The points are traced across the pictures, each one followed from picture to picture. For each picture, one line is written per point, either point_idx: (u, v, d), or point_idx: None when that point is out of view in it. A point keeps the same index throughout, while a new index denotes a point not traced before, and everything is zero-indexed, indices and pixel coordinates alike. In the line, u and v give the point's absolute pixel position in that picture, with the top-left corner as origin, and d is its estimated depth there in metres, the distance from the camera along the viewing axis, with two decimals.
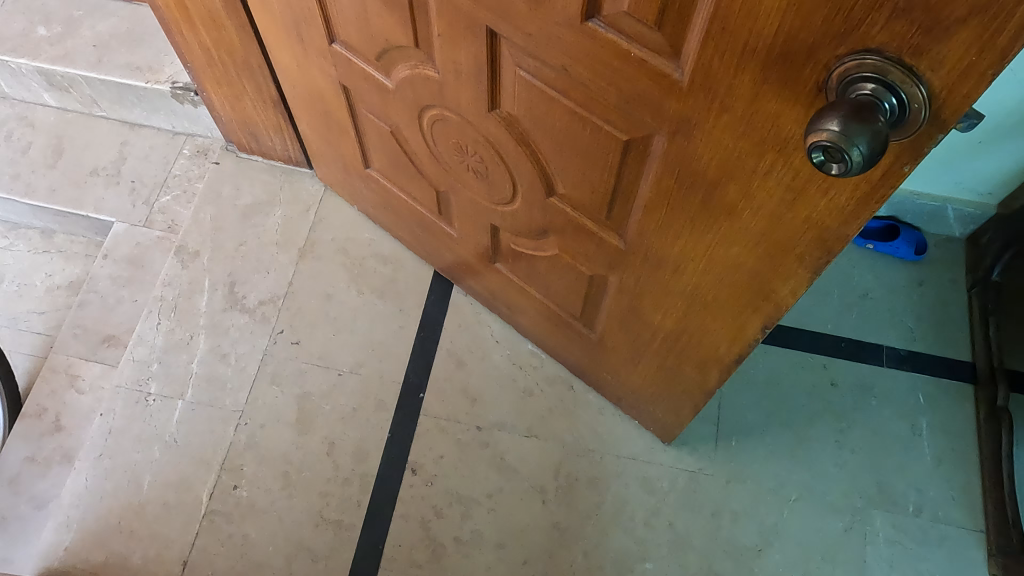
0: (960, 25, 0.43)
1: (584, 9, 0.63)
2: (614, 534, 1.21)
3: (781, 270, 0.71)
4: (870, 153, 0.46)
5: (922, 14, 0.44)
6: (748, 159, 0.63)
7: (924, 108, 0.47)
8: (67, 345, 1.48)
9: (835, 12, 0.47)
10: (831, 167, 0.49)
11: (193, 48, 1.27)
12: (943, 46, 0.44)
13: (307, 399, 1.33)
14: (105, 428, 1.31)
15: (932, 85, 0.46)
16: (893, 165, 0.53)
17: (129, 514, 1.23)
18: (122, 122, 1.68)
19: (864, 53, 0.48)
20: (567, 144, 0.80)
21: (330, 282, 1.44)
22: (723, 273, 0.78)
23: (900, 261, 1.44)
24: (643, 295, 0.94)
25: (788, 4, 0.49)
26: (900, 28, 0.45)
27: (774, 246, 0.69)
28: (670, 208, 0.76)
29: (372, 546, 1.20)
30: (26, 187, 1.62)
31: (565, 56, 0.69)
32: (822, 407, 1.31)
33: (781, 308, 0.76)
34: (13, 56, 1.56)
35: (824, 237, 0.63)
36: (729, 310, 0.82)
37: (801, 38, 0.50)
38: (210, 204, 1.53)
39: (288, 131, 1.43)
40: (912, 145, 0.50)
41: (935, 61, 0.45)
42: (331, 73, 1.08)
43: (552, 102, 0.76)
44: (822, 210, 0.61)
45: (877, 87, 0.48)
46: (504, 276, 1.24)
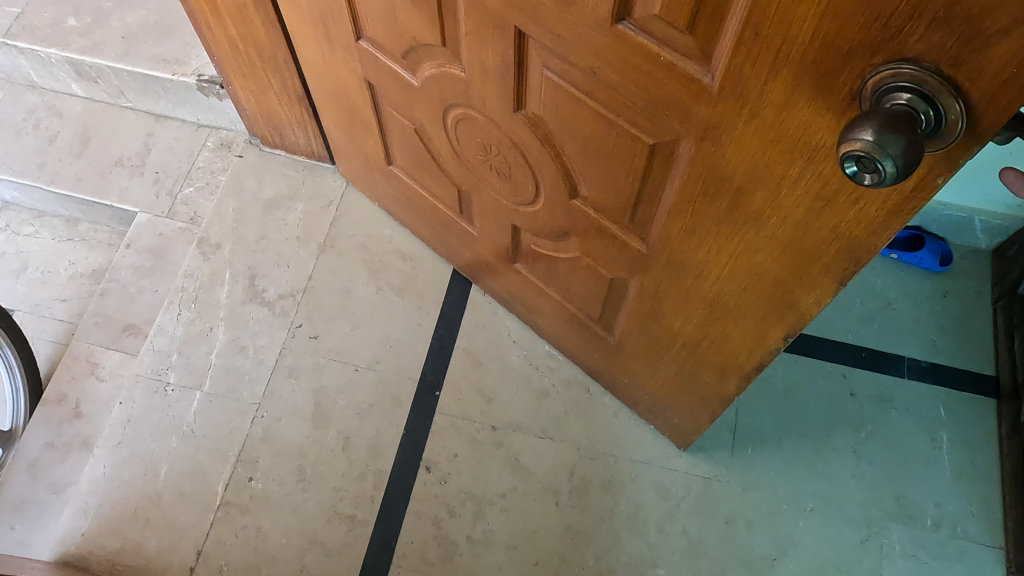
0: (1001, 36, 0.42)
1: (614, 11, 0.62)
2: (627, 538, 1.20)
3: (806, 279, 0.70)
4: (904, 164, 0.45)
5: (963, 24, 0.43)
6: (776, 166, 0.62)
7: (962, 119, 0.47)
8: (89, 333, 1.50)
9: (872, 19, 0.47)
10: (863, 177, 0.48)
11: (221, 41, 1.28)
12: (984, 57, 0.44)
13: (324, 393, 1.33)
14: (124, 416, 1.32)
15: (971, 97, 0.46)
16: (926, 177, 0.52)
17: (145, 502, 1.24)
18: (148, 114, 1.69)
19: (899, 63, 0.48)
20: (592, 146, 0.80)
21: (349, 277, 1.45)
22: (747, 281, 0.77)
23: (924, 272, 1.43)
24: (662, 300, 0.94)
25: (824, 11, 0.49)
26: (940, 38, 0.45)
27: (801, 255, 0.68)
28: (694, 214, 0.76)
29: (385, 542, 1.20)
30: (52, 175, 1.64)
31: (593, 58, 0.68)
32: (841, 417, 1.30)
33: (805, 318, 0.75)
34: (43, 46, 1.58)
35: (853, 247, 0.63)
36: (753, 318, 0.81)
37: (836, 46, 0.50)
38: (233, 197, 1.54)
39: (312, 125, 1.44)
40: (947, 155, 0.50)
41: (974, 71, 0.45)
42: (357, 71, 1.09)
43: (578, 104, 0.76)
44: (851, 219, 0.60)
45: (914, 97, 0.47)
46: (524, 276, 1.24)
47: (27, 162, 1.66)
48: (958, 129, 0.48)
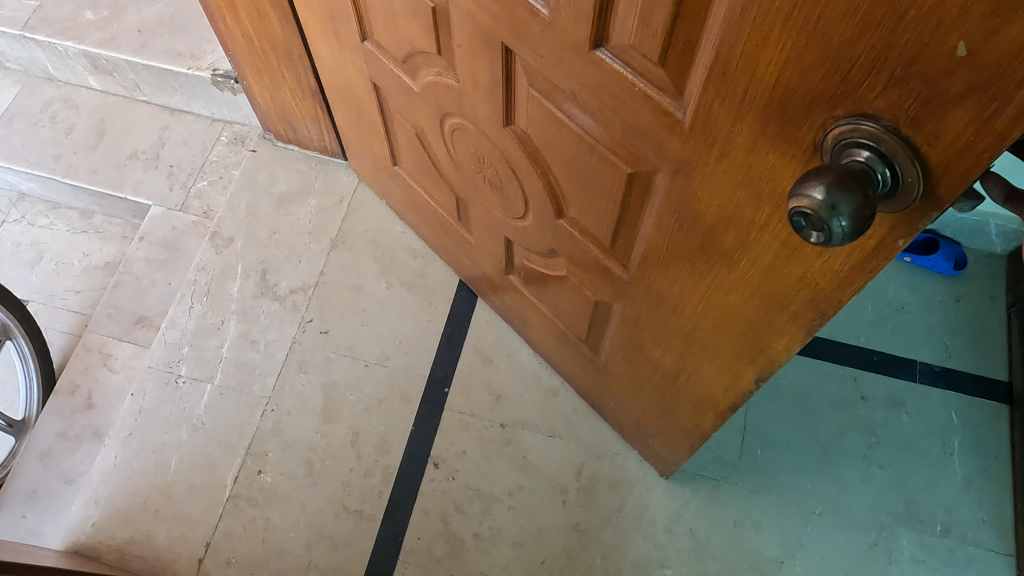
0: (958, 101, 0.41)
1: (592, 35, 0.62)
2: (634, 538, 1.20)
3: (775, 325, 0.69)
4: (855, 225, 0.43)
5: (922, 84, 0.42)
6: (745, 208, 0.62)
7: (920, 183, 0.45)
8: (101, 325, 1.51)
9: (834, 70, 0.46)
10: (810, 236, 0.46)
11: (236, 36, 1.28)
12: (942, 120, 0.42)
13: (334, 388, 1.34)
14: (135, 408, 1.33)
15: (928, 161, 0.44)
16: (887, 236, 0.51)
17: (155, 493, 1.25)
18: (163, 107, 1.70)
19: (858, 119, 0.46)
20: (577, 169, 0.80)
21: (360, 273, 1.45)
22: (721, 318, 0.77)
23: (937, 276, 1.42)
24: (644, 327, 0.93)
25: (787, 58, 0.48)
26: (899, 97, 0.43)
27: (769, 302, 0.67)
28: (671, 247, 0.75)
29: (392, 538, 1.21)
30: (68, 167, 1.66)
31: (574, 82, 0.68)
32: (850, 420, 1.29)
33: (776, 363, 0.75)
34: (61, 39, 1.59)
35: (818, 297, 0.62)
36: (727, 357, 0.81)
37: (799, 94, 0.49)
38: (246, 191, 1.55)
39: (325, 121, 1.44)
40: (905, 217, 0.48)
41: (932, 134, 0.43)
42: (365, 70, 1.09)
43: (561, 126, 0.76)
44: (817, 271, 0.59)
45: (872, 155, 0.46)
46: (518, 289, 1.23)
47: (43, 154, 1.68)
48: (914, 193, 0.46)
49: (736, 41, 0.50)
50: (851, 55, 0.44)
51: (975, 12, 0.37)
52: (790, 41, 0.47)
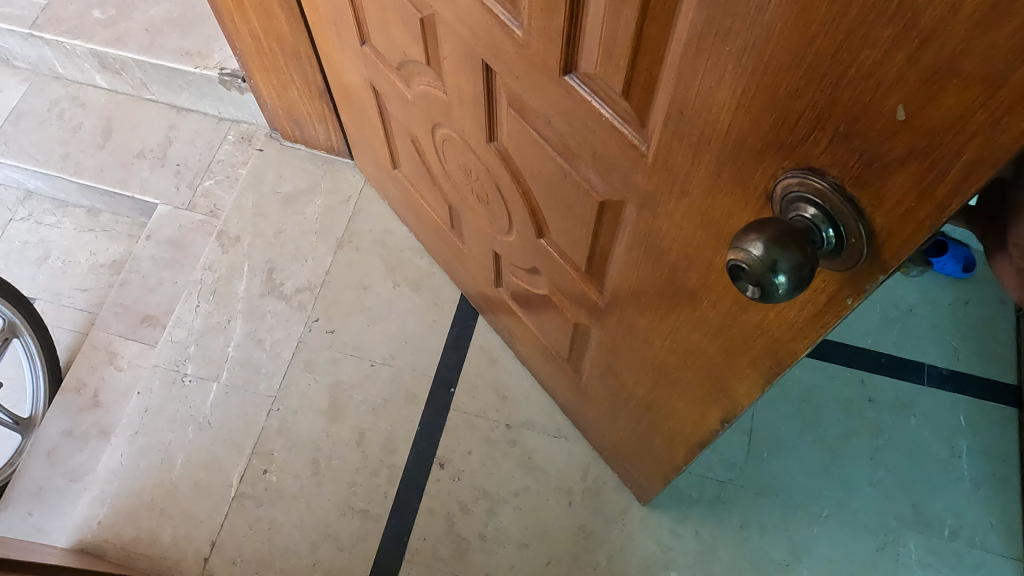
0: (899, 165, 0.38)
1: (562, 62, 0.61)
2: (640, 540, 1.19)
3: (738, 369, 0.67)
4: (797, 285, 0.39)
5: (862, 143, 0.39)
6: (706, 249, 0.60)
7: (864, 244, 0.42)
8: (108, 324, 1.52)
9: (781, 121, 0.43)
10: (746, 294, 0.42)
11: (244, 35, 1.28)
12: (884, 183, 0.39)
13: (340, 387, 1.33)
14: (141, 407, 1.33)
15: (873, 223, 0.41)
16: (836, 294, 0.48)
17: (161, 492, 1.25)
18: (170, 106, 1.70)
19: (805, 171, 0.43)
20: (553, 188, 0.79)
21: (366, 273, 1.45)
22: (689, 353, 0.74)
23: (945, 279, 1.41)
24: (620, 353, 0.92)
25: (738, 105, 0.46)
26: (842, 154, 0.40)
27: (730, 344, 0.65)
28: (641, 279, 0.74)
29: (397, 538, 1.20)
30: (75, 166, 1.66)
31: (547, 106, 0.68)
32: (858, 423, 1.29)
33: (739, 405, 0.73)
34: (68, 38, 1.60)
35: (776, 344, 0.59)
36: (695, 393, 0.79)
37: (751, 143, 0.47)
38: (252, 190, 1.55)
39: (332, 120, 1.44)
40: (853, 276, 0.45)
41: (875, 197, 0.40)
42: (365, 73, 1.08)
43: (537, 147, 0.75)
44: (772, 319, 0.57)
45: (818, 213, 0.43)
46: (507, 302, 1.22)
47: (51, 152, 1.68)
48: (860, 254, 0.43)
49: (691, 82, 0.48)
50: (797, 107, 0.42)
51: (914, 73, 0.34)
52: (739, 87, 0.45)
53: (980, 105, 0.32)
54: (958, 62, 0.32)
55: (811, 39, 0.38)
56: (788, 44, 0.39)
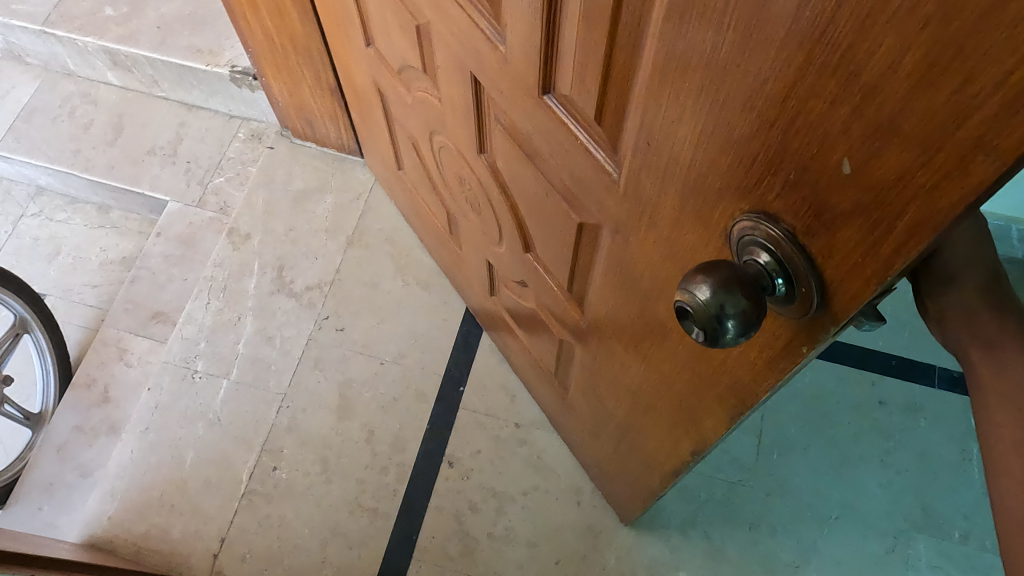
0: (845, 219, 0.36)
1: (541, 81, 0.61)
2: (648, 541, 1.19)
3: (705, 404, 0.65)
4: (739, 334, 0.38)
5: (811, 193, 0.37)
6: (673, 281, 0.57)
7: (815, 296, 0.40)
8: (118, 320, 1.53)
9: (737, 162, 0.41)
10: (691, 337, 0.40)
11: (256, 33, 1.29)
12: (832, 236, 0.37)
13: (349, 385, 1.34)
14: (151, 403, 1.33)
15: (825, 274, 0.39)
16: (793, 340, 0.45)
17: (170, 488, 1.25)
18: (181, 103, 1.70)
19: (759, 214, 0.41)
20: (537, 203, 0.78)
21: (376, 271, 1.45)
22: (659, 382, 0.72)
23: None
24: (600, 376, 0.90)
25: (698, 141, 0.43)
26: (793, 202, 0.38)
27: (697, 378, 0.63)
28: (617, 304, 0.71)
29: (406, 536, 1.21)
30: (86, 163, 1.67)
31: (529, 123, 0.67)
32: (868, 425, 1.28)
33: (706, 440, 0.70)
34: (81, 35, 1.60)
35: (738, 383, 0.57)
36: (666, 425, 0.77)
37: (711, 181, 0.44)
38: (263, 187, 1.55)
39: (343, 118, 1.44)
40: (806, 326, 0.43)
41: (824, 247, 0.38)
42: (371, 74, 1.09)
43: (522, 162, 0.74)
44: (737, 360, 0.54)
45: (771, 259, 0.40)
46: (500, 310, 1.21)
47: (62, 149, 1.69)
48: (811, 305, 0.41)
49: (653, 114, 0.46)
50: (750, 150, 0.39)
51: (856, 128, 0.32)
52: (697, 125, 0.42)
53: (920, 167, 0.30)
54: (898, 121, 0.30)
55: (759, 83, 0.36)
56: (739, 86, 0.37)
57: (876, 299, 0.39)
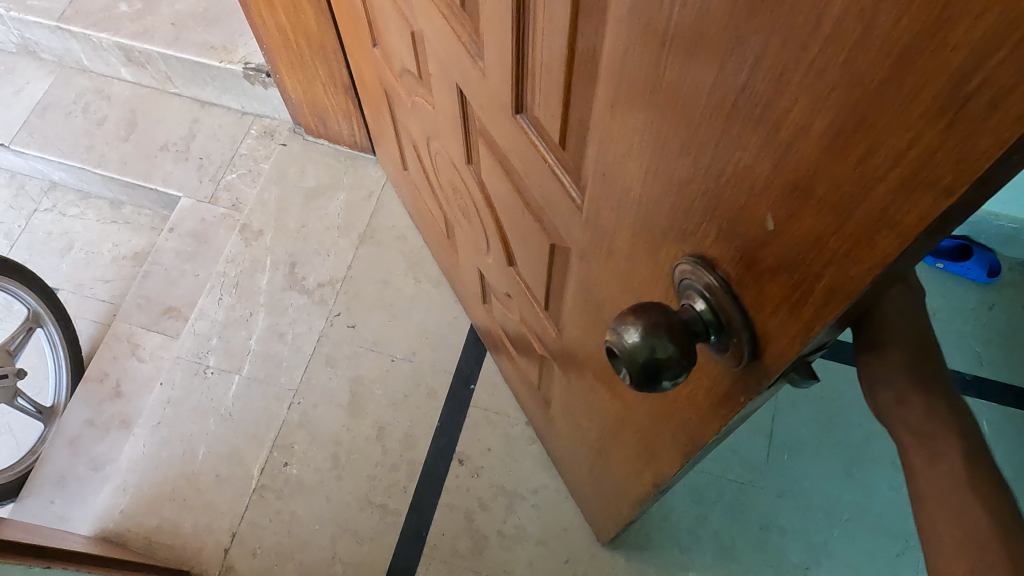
0: (771, 275, 0.34)
1: (513, 100, 0.61)
2: (658, 541, 1.19)
3: (661, 439, 0.63)
4: (663, 378, 0.37)
5: (742, 244, 0.35)
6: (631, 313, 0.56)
7: (746, 348, 0.39)
8: (131, 315, 1.54)
9: (680, 203, 0.40)
10: (620, 376, 0.40)
11: (271, 30, 1.29)
12: (760, 290, 0.36)
13: (360, 382, 1.34)
14: (164, 397, 1.34)
15: (755, 327, 0.37)
16: (733, 387, 0.44)
17: (181, 483, 1.26)
18: (194, 100, 1.71)
19: (696, 258, 0.40)
20: (519, 216, 0.77)
21: (388, 269, 1.45)
22: (632, 402, 0.71)
23: (970, 283, 1.40)
24: (575, 397, 0.89)
25: (647, 178, 0.42)
26: (728, 250, 0.37)
27: (655, 412, 0.61)
28: (587, 329, 0.70)
29: (416, 532, 1.21)
30: (100, 158, 1.68)
31: (506, 141, 0.67)
32: (880, 427, 1.28)
33: (663, 475, 0.69)
34: (96, 30, 1.61)
35: (692, 415, 0.56)
36: (630, 455, 0.75)
37: (659, 218, 0.43)
38: (276, 184, 1.56)
39: (356, 116, 1.45)
40: (742, 375, 0.42)
41: (754, 300, 0.36)
42: (379, 74, 1.09)
43: (502, 179, 0.74)
44: (685, 399, 0.53)
45: (706, 307, 0.39)
46: (491, 317, 1.20)
47: (76, 144, 1.70)
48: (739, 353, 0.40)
49: (610, 145, 0.45)
50: (691, 192, 0.38)
51: (777, 182, 0.31)
52: (646, 161, 0.42)
53: (832, 232, 0.29)
54: (813, 183, 0.29)
55: (694, 127, 0.35)
56: (678, 129, 0.37)
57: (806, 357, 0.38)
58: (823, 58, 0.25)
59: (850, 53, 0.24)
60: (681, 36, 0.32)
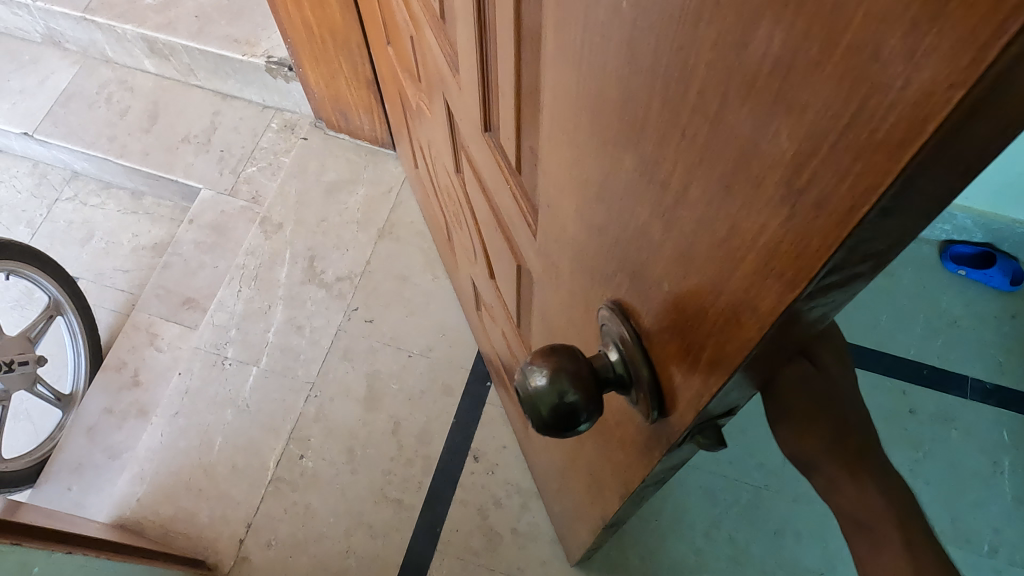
0: (671, 335, 0.34)
1: (483, 117, 0.61)
2: (672, 543, 1.19)
3: (603, 477, 0.62)
4: (565, 421, 0.38)
5: (650, 300, 0.35)
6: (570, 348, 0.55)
7: (652, 404, 0.39)
8: (150, 305, 1.55)
9: (602, 250, 0.40)
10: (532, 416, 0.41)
11: (296, 24, 1.29)
12: (664, 349, 0.35)
13: (377, 376, 1.35)
14: (182, 387, 1.35)
15: (661, 383, 0.37)
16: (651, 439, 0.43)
17: (198, 473, 1.27)
18: (216, 93, 1.72)
19: (612, 305, 0.40)
20: (492, 234, 0.76)
21: (407, 264, 1.46)
22: (582, 437, 0.69)
23: (992, 292, 1.38)
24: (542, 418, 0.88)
25: (577, 220, 0.42)
26: (640, 303, 0.37)
27: (598, 449, 0.60)
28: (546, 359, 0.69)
29: (430, 528, 1.21)
30: (122, 149, 1.69)
31: (481, 158, 0.68)
32: (898, 434, 1.26)
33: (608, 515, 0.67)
34: (121, 22, 1.62)
35: (630, 460, 0.54)
36: (585, 487, 0.74)
37: (588, 262, 0.43)
38: (296, 178, 1.56)
39: (377, 111, 1.45)
40: (655, 430, 0.41)
41: (659, 353, 0.36)
42: (394, 73, 1.09)
43: (480, 193, 0.74)
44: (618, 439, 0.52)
45: (620, 357, 0.40)
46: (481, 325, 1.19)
47: (98, 134, 1.71)
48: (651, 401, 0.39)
49: (549, 181, 0.45)
50: (609, 241, 0.38)
51: (670, 245, 0.31)
52: (574, 204, 0.41)
53: (712, 304, 0.29)
54: (695, 251, 0.29)
55: (607, 176, 0.34)
56: (595, 177, 0.36)
57: (711, 421, 0.37)
58: (696, 126, 0.25)
59: (713, 122, 0.23)
60: (591, 88, 0.32)
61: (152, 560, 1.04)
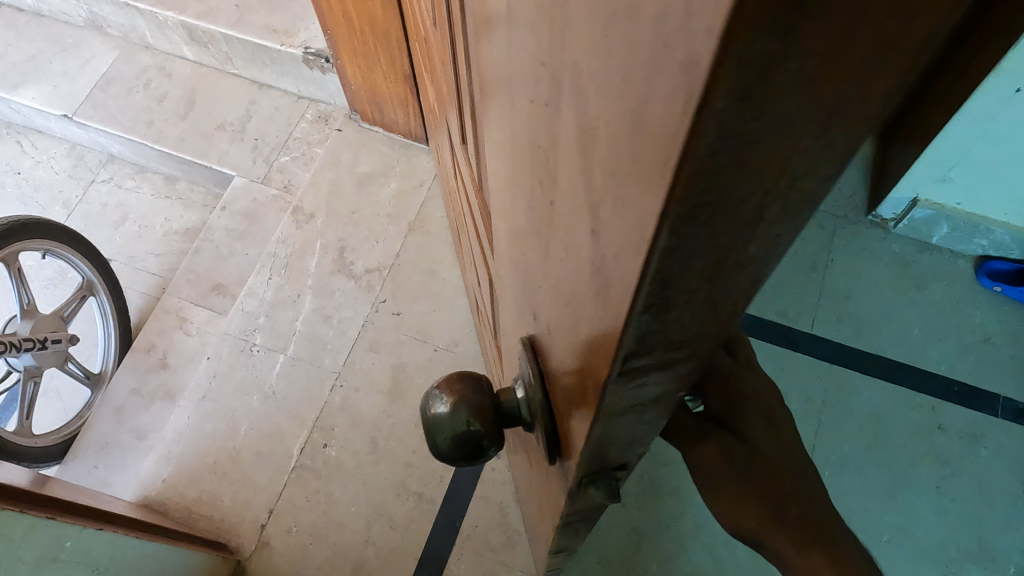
0: (563, 382, 0.35)
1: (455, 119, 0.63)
2: (692, 548, 1.19)
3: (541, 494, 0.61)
4: (458, 445, 0.43)
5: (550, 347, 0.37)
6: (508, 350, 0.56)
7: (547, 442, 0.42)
8: (180, 289, 1.57)
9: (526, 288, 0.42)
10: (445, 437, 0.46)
11: (336, 15, 1.30)
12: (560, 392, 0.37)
13: (402, 369, 1.35)
14: (210, 371, 1.37)
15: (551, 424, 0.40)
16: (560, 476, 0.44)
17: (224, 456, 1.29)
18: (252, 82, 1.73)
19: (529, 346, 0.43)
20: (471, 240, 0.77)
21: (436, 259, 1.46)
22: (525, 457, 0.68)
23: None
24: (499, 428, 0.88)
25: (513, 254, 0.44)
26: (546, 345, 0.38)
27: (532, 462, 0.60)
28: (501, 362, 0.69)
29: (451, 522, 1.22)
30: (158, 134, 1.71)
31: (461, 163, 0.69)
32: (926, 450, 1.22)
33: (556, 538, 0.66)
34: (162, 9, 1.64)
35: (554, 500, 0.51)
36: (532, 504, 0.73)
37: (521, 295, 0.45)
38: (329, 169, 1.57)
39: (413, 105, 1.46)
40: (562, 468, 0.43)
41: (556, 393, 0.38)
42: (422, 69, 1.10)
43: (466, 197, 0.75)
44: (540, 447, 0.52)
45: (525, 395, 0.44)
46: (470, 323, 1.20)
47: (135, 119, 1.73)
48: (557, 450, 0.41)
49: (495, 202, 0.47)
50: (528, 283, 0.40)
51: (556, 301, 0.33)
52: (511, 240, 0.43)
53: (575, 362, 0.31)
54: (567, 309, 0.31)
55: (524, 222, 0.36)
56: (518, 220, 0.38)
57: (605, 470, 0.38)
58: (559, 195, 0.26)
59: (566, 195, 0.25)
60: (510, 139, 0.34)
61: (175, 540, 1.05)
